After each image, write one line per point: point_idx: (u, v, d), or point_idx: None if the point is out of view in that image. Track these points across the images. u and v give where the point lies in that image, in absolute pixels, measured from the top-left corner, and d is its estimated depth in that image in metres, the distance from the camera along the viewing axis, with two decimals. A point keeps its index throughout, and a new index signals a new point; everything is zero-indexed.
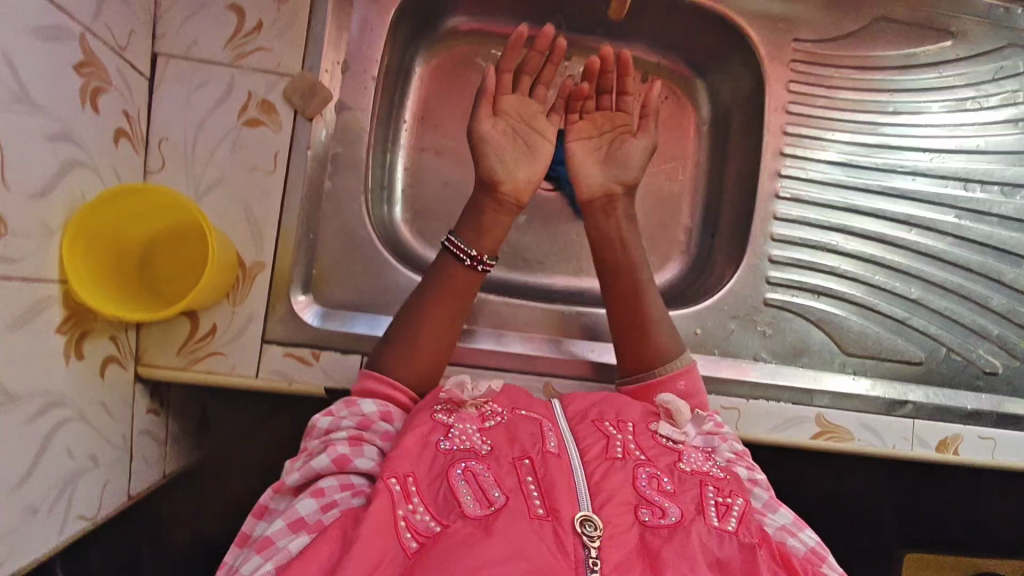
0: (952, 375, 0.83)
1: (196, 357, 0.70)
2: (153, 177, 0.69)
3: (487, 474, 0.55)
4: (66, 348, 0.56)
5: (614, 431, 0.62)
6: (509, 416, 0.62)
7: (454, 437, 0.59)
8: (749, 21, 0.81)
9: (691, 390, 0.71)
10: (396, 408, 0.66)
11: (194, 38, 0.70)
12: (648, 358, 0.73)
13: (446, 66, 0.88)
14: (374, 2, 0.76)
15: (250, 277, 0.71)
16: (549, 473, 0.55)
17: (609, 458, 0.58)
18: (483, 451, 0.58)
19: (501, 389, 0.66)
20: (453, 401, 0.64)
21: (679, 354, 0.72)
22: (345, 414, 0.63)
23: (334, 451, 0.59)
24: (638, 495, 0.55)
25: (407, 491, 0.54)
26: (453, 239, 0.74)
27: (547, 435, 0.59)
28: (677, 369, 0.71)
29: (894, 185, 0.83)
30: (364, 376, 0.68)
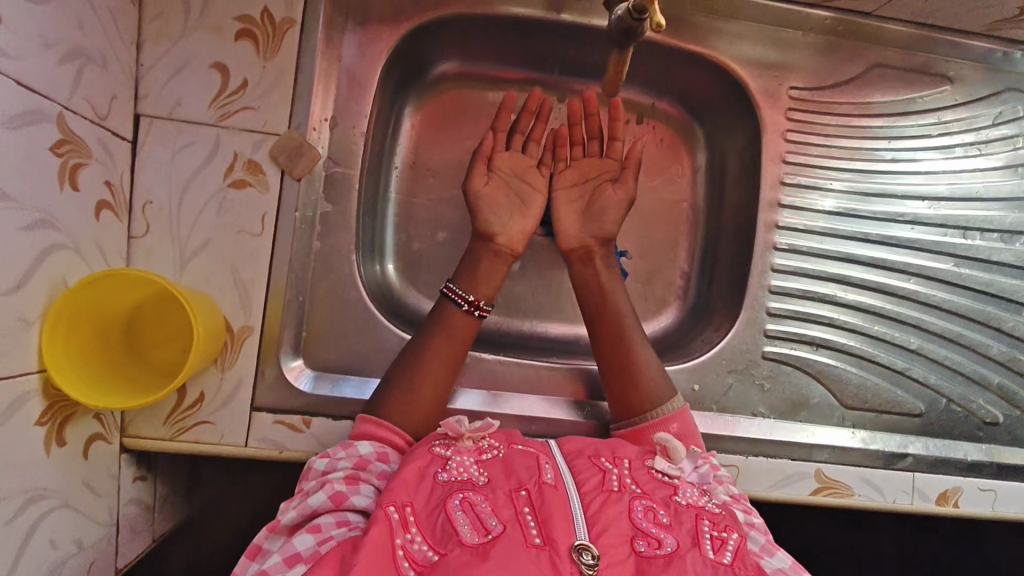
0: (952, 426, 0.81)
1: (183, 426, 0.68)
2: (138, 244, 0.67)
3: (484, 504, 0.52)
4: (48, 438, 0.55)
5: (610, 465, 0.59)
6: (506, 450, 0.60)
7: (451, 468, 0.56)
8: (745, 69, 0.80)
9: (685, 434, 0.68)
10: (394, 451, 0.63)
11: (178, 97, 0.68)
12: (638, 402, 0.70)
13: (438, 114, 0.87)
14: (362, 57, 0.75)
15: (239, 341, 0.69)
16: (547, 503, 0.52)
17: (606, 490, 0.55)
18: (480, 482, 0.54)
19: (497, 425, 0.62)
20: (450, 436, 0.61)
21: (671, 398, 0.70)
22: (341, 455, 0.60)
23: (331, 487, 0.56)
24: (635, 527, 0.52)
25: (405, 520, 0.51)
26: (452, 287, 0.73)
27: (544, 468, 0.57)
28: (669, 412, 0.68)
29: (892, 234, 0.81)
30: (364, 421, 0.64)
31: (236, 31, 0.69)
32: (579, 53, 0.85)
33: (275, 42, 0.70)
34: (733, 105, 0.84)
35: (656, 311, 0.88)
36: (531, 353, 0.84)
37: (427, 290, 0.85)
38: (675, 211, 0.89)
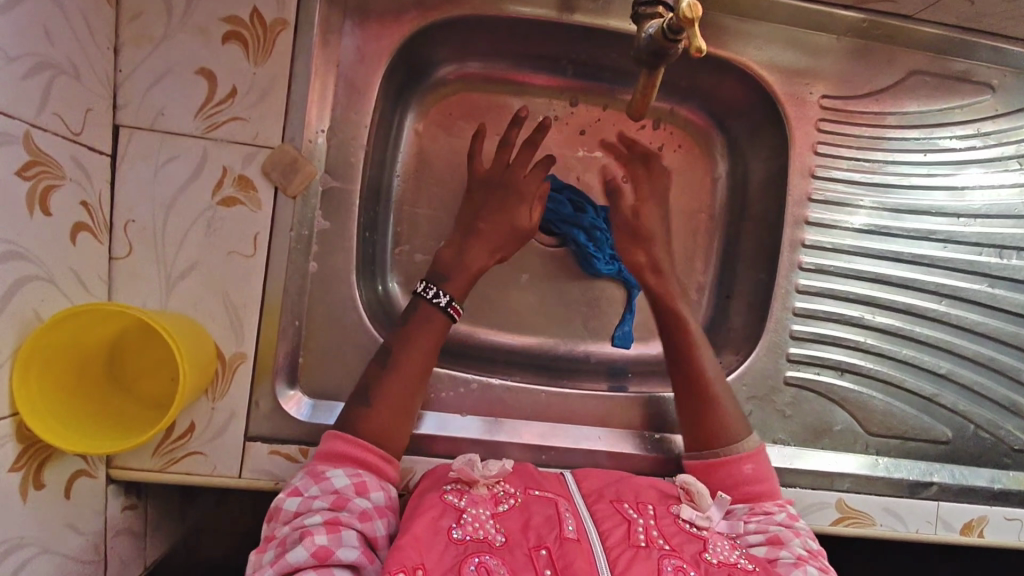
0: (980, 454, 0.77)
1: (173, 457, 0.64)
2: (120, 265, 0.63)
3: (501, 570, 0.48)
4: (24, 483, 0.51)
5: (634, 514, 0.56)
6: (523, 498, 0.57)
7: (466, 524, 0.52)
8: (770, 75, 0.76)
9: (760, 476, 0.65)
10: (370, 475, 0.58)
11: (161, 107, 0.63)
12: (713, 434, 0.67)
13: (443, 117, 0.82)
14: (361, 61, 0.70)
15: (230, 369, 0.65)
16: (570, 564, 0.48)
17: (633, 544, 0.52)
18: (497, 542, 0.51)
19: (513, 467, 0.60)
20: (464, 480, 0.57)
21: (748, 437, 0.67)
22: (315, 492, 0.55)
23: (312, 541, 0.50)
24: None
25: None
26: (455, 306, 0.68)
27: (565, 520, 0.53)
28: (749, 450, 0.66)
29: (924, 253, 0.78)
30: (331, 442, 0.59)
31: (223, 34, 0.63)
32: (593, 55, 0.80)
33: (266, 45, 0.64)
34: (760, 108, 0.80)
35: None
36: (542, 373, 0.80)
37: None
38: (692, 223, 0.85)
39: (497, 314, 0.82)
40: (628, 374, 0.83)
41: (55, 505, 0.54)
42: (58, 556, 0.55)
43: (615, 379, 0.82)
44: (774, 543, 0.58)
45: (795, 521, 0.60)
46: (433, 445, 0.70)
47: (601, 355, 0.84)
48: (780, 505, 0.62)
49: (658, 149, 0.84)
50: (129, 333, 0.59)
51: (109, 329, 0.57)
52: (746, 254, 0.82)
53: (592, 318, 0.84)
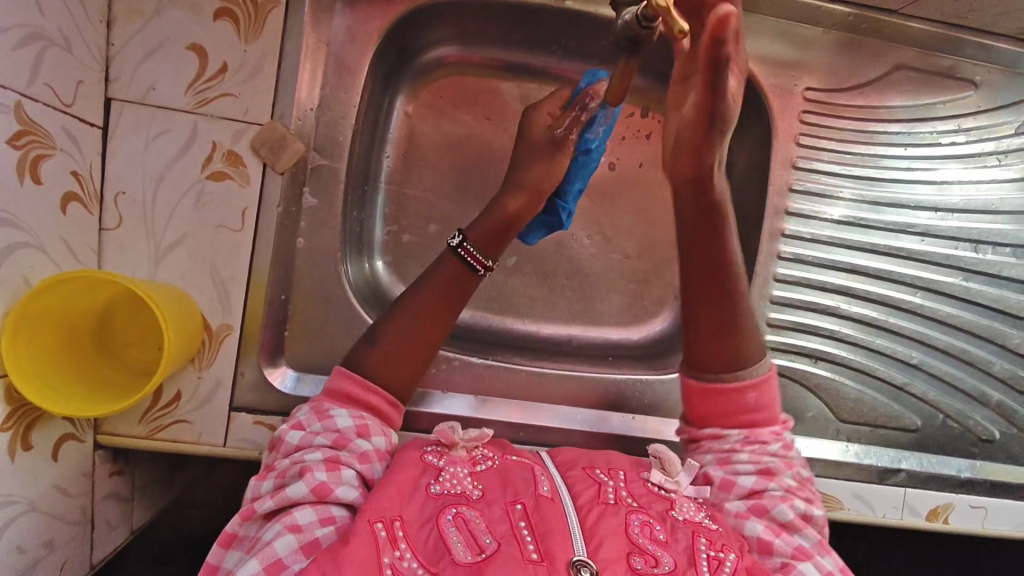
0: (949, 443, 0.79)
1: (159, 424, 0.65)
2: (110, 236, 0.64)
3: (478, 520, 0.50)
4: (11, 444, 0.52)
5: (606, 478, 0.58)
6: (501, 461, 0.59)
7: (444, 481, 0.55)
8: (757, 67, 0.77)
9: (762, 404, 0.61)
10: (372, 418, 0.59)
11: (152, 82, 0.64)
12: (719, 358, 0.60)
13: (435, 99, 0.83)
14: (353, 41, 0.71)
15: (218, 340, 0.66)
16: (544, 518, 0.51)
17: (602, 502, 0.54)
18: (474, 496, 0.53)
19: (492, 434, 0.62)
20: (444, 443, 0.60)
21: (759, 360, 0.61)
22: (318, 430, 0.57)
23: (312, 477, 0.52)
24: (632, 543, 0.50)
25: (393, 536, 0.48)
26: (467, 246, 0.67)
27: (540, 481, 0.56)
28: (753, 379, 0.60)
29: (902, 246, 0.80)
30: (339, 377, 0.61)
31: (215, 11, 0.64)
32: (584, 40, 0.81)
33: (256, 23, 0.65)
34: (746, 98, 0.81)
35: (652, 313, 0.87)
36: (522, 354, 0.82)
37: None
38: None
39: (481, 295, 0.84)
40: (608, 356, 0.84)
41: (42, 466, 0.56)
42: (43, 516, 0.56)
43: (595, 361, 0.83)
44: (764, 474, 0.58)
45: (790, 451, 0.61)
46: (414, 419, 0.72)
47: (583, 338, 0.86)
48: (775, 435, 0.60)
49: (647, 138, 0.87)
50: (116, 301, 0.61)
51: (102, 293, 0.59)
52: None
53: (574, 301, 0.86)
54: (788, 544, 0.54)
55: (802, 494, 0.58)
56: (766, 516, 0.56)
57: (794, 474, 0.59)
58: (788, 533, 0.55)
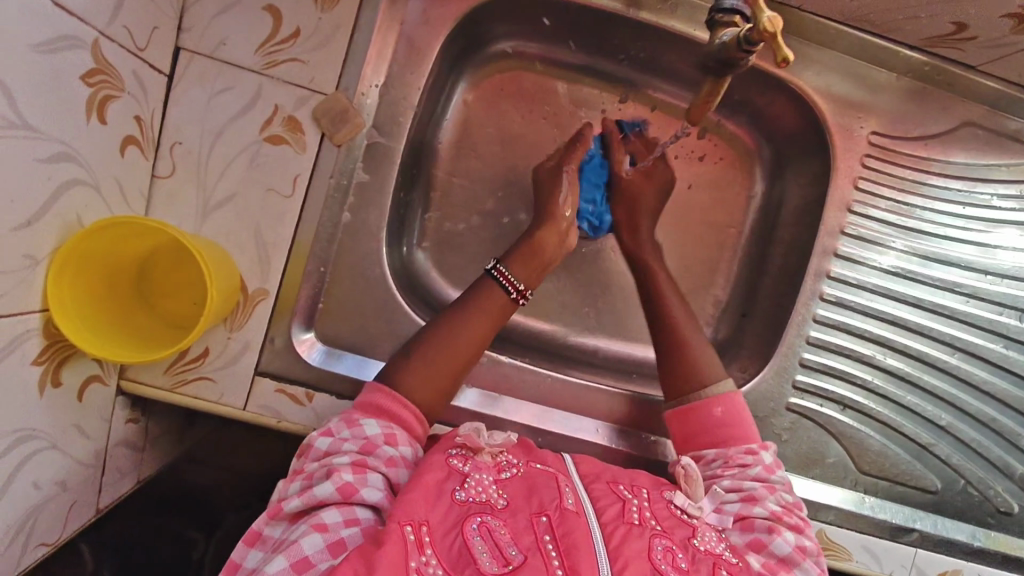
0: (966, 509, 0.78)
1: (183, 378, 0.65)
2: (161, 184, 0.64)
3: (502, 531, 0.50)
4: (42, 378, 0.52)
5: (629, 495, 0.58)
6: (526, 469, 0.59)
7: (470, 487, 0.54)
8: (826, 104, 0.76)
9: (732, 416, 0.67)
10: (400, 429, 0.59)
11: (224, 37, 0.64)
12: (682, 383, 0.70)
13: (494, 93, 0.82)
14: (427, 23, 0.70)
15: (252, 304, 0.66)
16: (569, 532, 0.50)
17: (627, 521, 0.53)
18: (499, 506, 0.53)
19: (516, 439, 0.62)
20: (469, 446, 0.59)
21: (718, 381, 0.70)
22: (346, 435, 0.56)
23: (338, 478, 0.52)
24: (654, 568, 0.50)
25: (420, 541, 0.48)
26: (502, 270, 0.69)
27: (565, 493, 0.55)
28: (713, 396, 0.68)
29: (946, 305, 0.78)
30: (370, 389, 0.61)
31: None
32: (653, 54, 0.80)
33: None
34: (808, 133, 0.80)
35: None
36: (548, 358, 0.81)
37: (450, 275, 0.81)
38: (719, 236, 0.87)
39: None
40: (633, 374, 0.83)
41: (67, 405, 0.56)
42: (61, 455, 0.56)
43: (619, 376, 0.82)
44: (747, 501, 0.61)
45: (772, 476, 0.63)
46: None
47: (609, 351, 0.85)
48: (748, 452, 0.65)
49: (699, 158, 0.86)
50: (160, 249, 0.60)
51: (143, 242, 0.58)
52: (771, 276, 0.84)
53: (605, 313, 0.85)
54: None
55: (789, 519, 0.59)
56: (764, 552, 0.57)
57: (778, 501, 0.61)
58: (787, 568, 0.56)
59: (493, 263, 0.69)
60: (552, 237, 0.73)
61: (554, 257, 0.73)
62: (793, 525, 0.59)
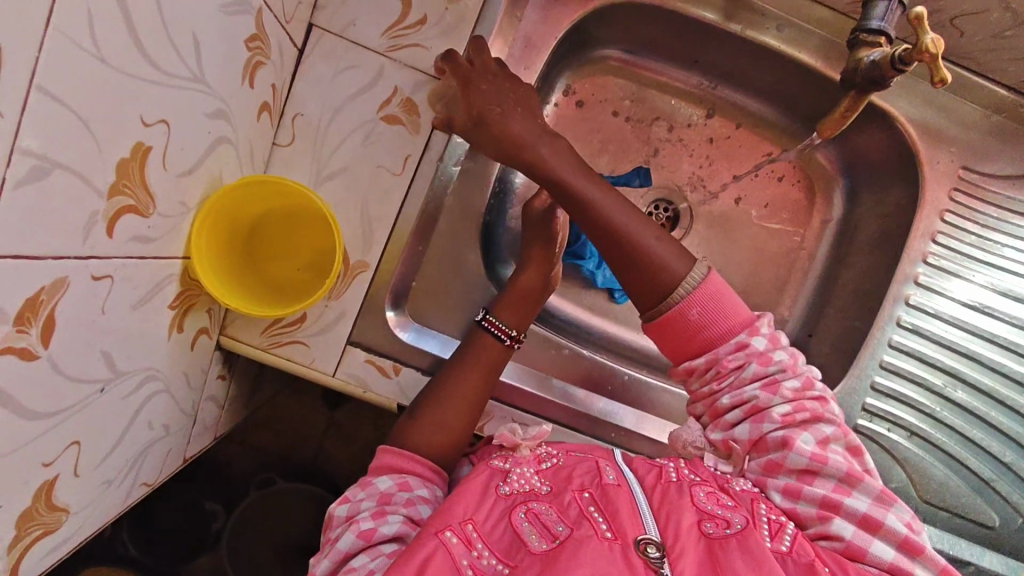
0: (1022, 549, 0.79)
1: (277, 340, 0.67)
2: (279, 151, 0.67)
3: (549, 512, 0.53)
4: (171, 323, 0.53)
5: (667, 461, 0.61)
6: (565, 458, 0.61)
7: (512, 481, 0.57)
8: (919, 135, 0.77)
9: (708, 316, 0.61)
10: (413, 477, 0.62)
11: (354, 18, 0.67)
12: (649, 288, 0.62)
13: (588, 96, 0.85)
14: (543, 23, 0.73)
15: (352, 274, 0.68)
16: (612, 502, 0.53)
17: (665, 483, 0.57)
18: (543, 492, 0.56)
19: (550, 431, 0.65)
20: (507, 446, 0.63)
21: (685, 275, 0.61)
22: (362, 496, 0.59)
23: (357, 526, 0.55)
24: (700, 510, 0.54)
25: (468, 538, 0.51)
26: (491, 318, 0.70)
27: (604, 470, 0.58)
28: (683, 299, 0.61)
29: (1021, 343, 0.79)
30: (383, 453, 0.63)
31: None
32: (747, 73, 0.83)
33: None
34: (892, 162, 0.81)
35: None
36: (616, 358, 0.84)
37: None
38: (791, 256, 0.89)
39: (587, 293, 0.86)
40: None
41: (183, 352, 0.58)
42: (172, 400, 0.58)
43: None
44: (754, 415, 0.60)
45: (770, 365, 0.60)
46: (510, 395, 0.74)
47: None
48: (737, 347, 0.60)
49: (777, 179, 0.89)
50: (260, 224, 0.61)
51: (249, 212, 0.59)
52: (841, 299, 0.85)
53: None
54: (817, 493, 0.56)
55: (799, 419, 0.58)
56: (783, 472, 0.58)
57: (784, 397, 0.59)
58: (812, 477, 0.57)
59: (483, 314, 0.70)
60: (536, 271, 0.73)
61: (542, 292, 0.74)
62: (806, 419, 0.59)
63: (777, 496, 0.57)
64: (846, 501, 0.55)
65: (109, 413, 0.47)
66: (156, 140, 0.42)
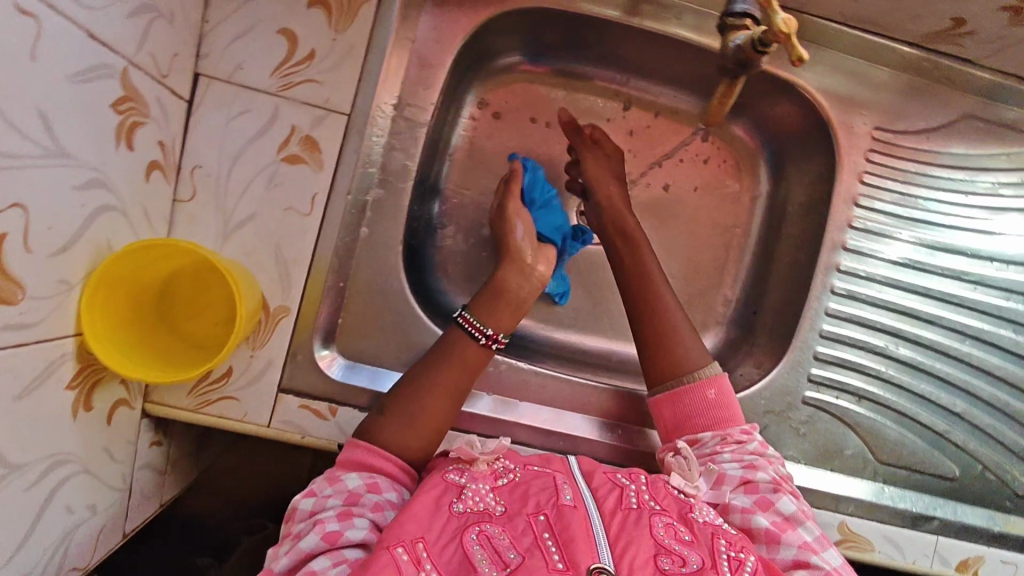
0: (984, 495, 0.79)
1: (206, 399, 0.66)
2: (182, 207, 0.65)
3: (501, 536, 0.52)
4: (76, 403, 0.52)
5: (626, 482, 0.61)
6: (523, 474, 0.61)
7: (467, 499, 0.56)
8: (829, 102, 0.78)
9: (723, 399, 0.70)
10: (383, 478, 0.61)
11: (240, 61, 0.65)
12: (671, 367, 0.72)
13: (501, 106, 0.85)
14: (436, 40, 0.72)
15: (273, 320, 0.67)
16: (567, 526, 0.53)
17: (625, 509, 0.57)
18: (497, 512, 0.55)
19: (508, 444, 0.63)
20: (464, 459, 0.61)
21: (707, 364, 0.72)
22: (329, 492, 0.58)
23: (323, 527, 0.54)
24: (658, 544, 0.53)
25: (416, 559, 0.50)
26: (466, 314, 0.69)
27: (563, 490, 0.57)
28: (704, 378, 0.70)
29: (955, 293, 0.80)
30: (353, 447, 0.62)
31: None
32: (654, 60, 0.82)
33: (349, 13, 0.66)
34: (809, 131, 0.82)
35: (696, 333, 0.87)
36: (566, 365, 0.83)
37: (465, 285, 0.83)
38: (726, 236, 0.89)
39: None
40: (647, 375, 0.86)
41: (99, 428, 0.56)
42: (92, 477, 0.56)
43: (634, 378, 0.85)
44: (750, 467, 0.65)
45: (767, 451, 0.68)
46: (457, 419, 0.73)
47: (621, 354, 0.87)
48: (746, 432, 0.69)
49: (703, 162, 0.88)
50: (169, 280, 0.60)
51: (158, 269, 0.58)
52: (778, 274, 0.85)
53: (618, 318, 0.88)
54: (796, 537, 0.59)
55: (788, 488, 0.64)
56: (770, 511, 0.61)
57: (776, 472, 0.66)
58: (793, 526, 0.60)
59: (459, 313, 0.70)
60: (513, 271, 0.72)
61: (522, 296, 0.72)
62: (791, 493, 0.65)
63: (762, 521, 0.60)
64: (817, 553, 0.57)
65: (6, 510, 0.45)
66: (11, 224, 0.41)
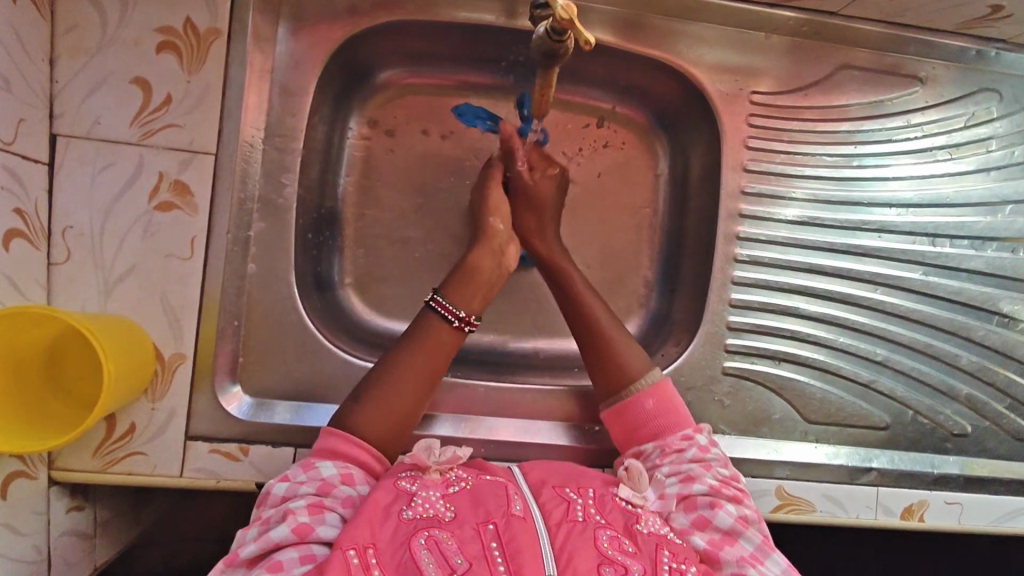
0: (920, 439, 0.79)
1: (112, 458, 0.65)
2: (58, 270, 0.64)
3: (450, 541, 0.49)
4: None
5: (575, 495, 0.57)
6: (475, 481, 0.57)
7: (417, 505, 0.53)
8: (705, 73, 0.78)
9: (664, 408, 0.67)
10: (358, 469, 0.60)
11: (97, 116, 0.64)
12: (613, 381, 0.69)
13: (389, 121, 0.84)
14: (296, 68, 0.72)
15: (170, 369, 0.66)
16: (515, 537, 0.49)
17: (571, 520, 0.53)
18: (447, 518, 0.52)
19: (468, 455, 0.60)
20: (418, 466, 0.58)
21: (646, 372, 0.69)
22: (302, 479, 0.57)
23: (294, 518, 0.52)
24: (601, 554, 0.49)
25: (366, 563, 0.47)
26: (440, 299, 0.68)
27: (513, 499, 0.54)
28: (643, 388, 0.68)
29: (859, 243, 0.80)
30: (329, 435, 0.61)
31: (157, 44, 0.65)
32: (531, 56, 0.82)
33: (199, 54, 0.66)
34: (693, 103, 0.82)
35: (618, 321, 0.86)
36: (489, 370, 0.82)
37: (378, 305, 0.83)
38: (635, 218, 0.87)
39: None
40: (574, 368, 0.85)
41: None
42: None
43: (557, 374, 0.84)
44: (687, 480, 0.62)
45: (709, 454, 0.64)
46: None
47: (546, 350, 0.87)
48: (687, 439, 0.65)
49: (604, 147, 0.87)
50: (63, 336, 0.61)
51: (41, 338, 0.59)
52: (688, 249, 0.85)
53: (539, 315, 0.87)
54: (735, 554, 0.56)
55: (727, 491, 0.60)
56: (707, 528, 0.58)
57: (717, 476, 0.62)
58: (732, 540, 0.57)
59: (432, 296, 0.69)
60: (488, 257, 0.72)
61: (492, 272, 0.72)
62: (734, 496, 0.61)
63: (698, 540, 0.56)
64: (756, 568, 0.55)
65: None
66: None
